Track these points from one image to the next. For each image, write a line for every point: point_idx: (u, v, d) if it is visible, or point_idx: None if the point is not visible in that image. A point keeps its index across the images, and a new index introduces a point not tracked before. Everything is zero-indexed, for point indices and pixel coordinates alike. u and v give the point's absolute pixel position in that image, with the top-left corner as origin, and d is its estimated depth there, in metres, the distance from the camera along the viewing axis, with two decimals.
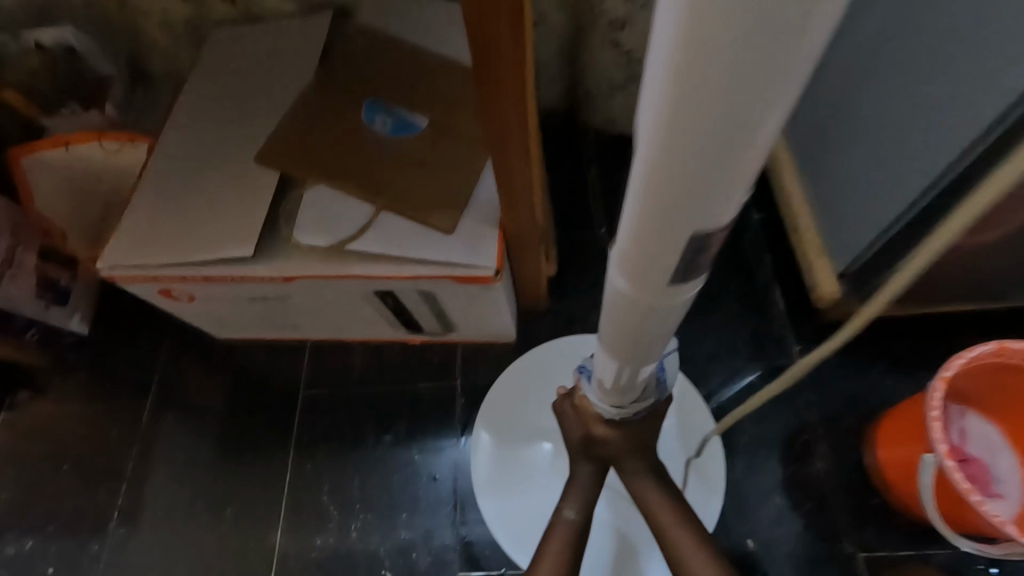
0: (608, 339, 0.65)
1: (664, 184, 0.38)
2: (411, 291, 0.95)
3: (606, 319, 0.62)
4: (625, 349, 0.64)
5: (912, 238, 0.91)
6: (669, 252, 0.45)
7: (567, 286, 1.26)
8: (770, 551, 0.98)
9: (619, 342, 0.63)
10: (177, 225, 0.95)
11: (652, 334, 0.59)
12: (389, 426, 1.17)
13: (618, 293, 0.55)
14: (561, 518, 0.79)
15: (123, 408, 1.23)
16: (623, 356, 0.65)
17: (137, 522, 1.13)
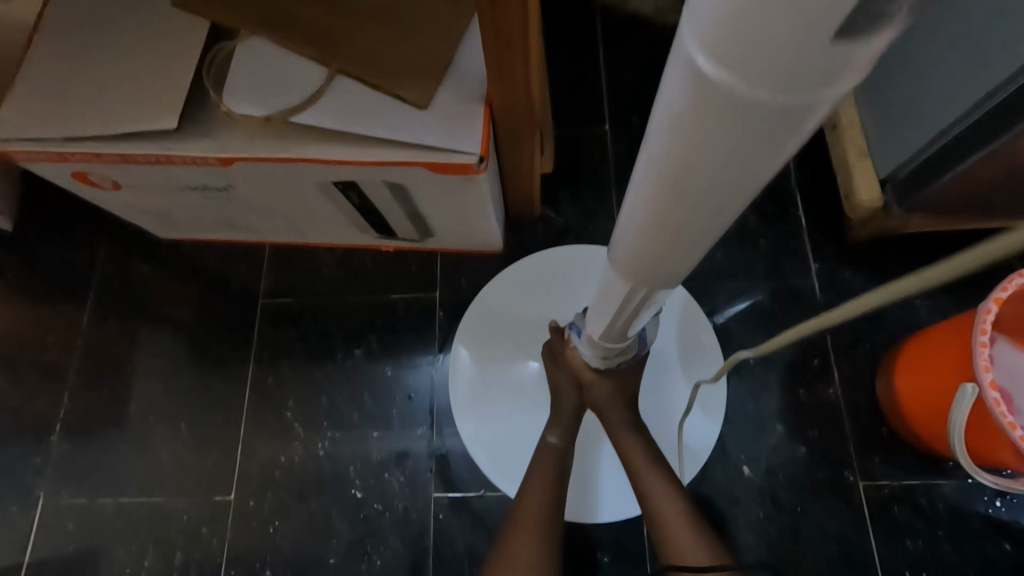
0: (629, 239, 0.51)
1: (676, 165, 0.36)
2: (377, 181, 0.79)
3: (632, 215, 0.48)
4: (648, 257, 0.51)
5: (962, 151, 0.80)
6: (673, 225, 0.43)
7: (562, 191, 1.10)
8: (770, 481, 0.92)
9: (643, 247, 0.49)
10: (81, 89, 0.75)
11: (690, 241, 0.46)
12: (359, 340, 1.06)
13: (651, 184, 0.41)
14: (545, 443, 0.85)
15: (59, 314, 1.08)
16: (645, 266, 0.53)
17: (81, 436, 1.02)
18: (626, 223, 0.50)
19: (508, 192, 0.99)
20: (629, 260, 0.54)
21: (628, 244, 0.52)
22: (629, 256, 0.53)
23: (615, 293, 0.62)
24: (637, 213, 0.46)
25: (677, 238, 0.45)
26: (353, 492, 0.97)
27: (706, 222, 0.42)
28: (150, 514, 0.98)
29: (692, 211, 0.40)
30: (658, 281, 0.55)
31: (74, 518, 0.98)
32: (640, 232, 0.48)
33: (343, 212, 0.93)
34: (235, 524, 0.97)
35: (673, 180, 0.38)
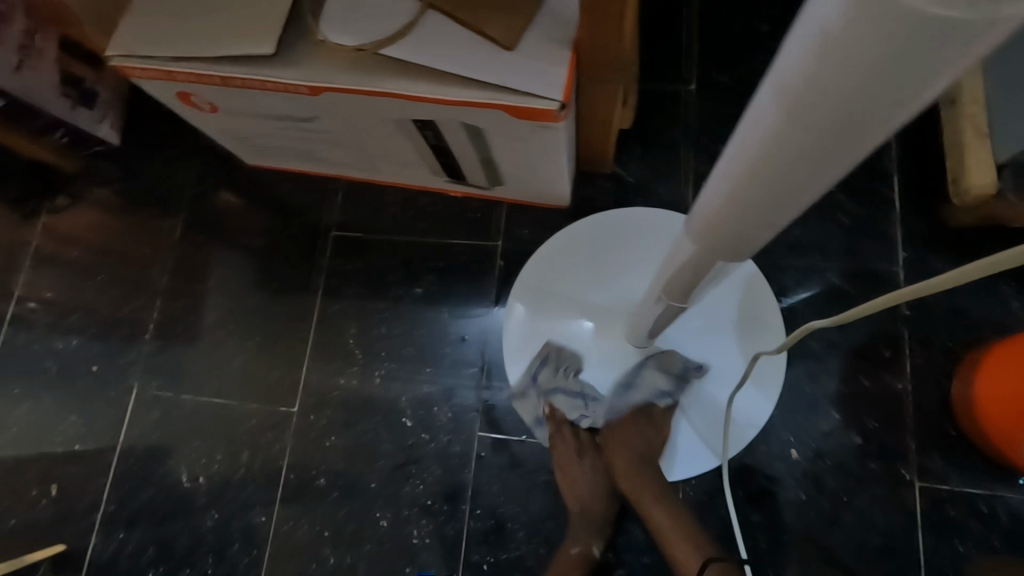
0: (709, 196, 0.49)
1: (764, 154, 0.38)
2: (454, 120, 0.79)
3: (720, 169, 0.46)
4: (720, 220, 0.49)
5: None
6: (747, 211, 0.45)
7: (635, 149, 1.07)
8: (816, 465, 0.89)
9: (718, 206, 0.48)
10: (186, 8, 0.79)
11: (766, 212, 0.44)
12: (419, 279, 1.09)
13: (749, 137, 0.39)
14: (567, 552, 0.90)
15: (155, 226, 1.18)
16: (714, 230, 0.51)
17: (170, 337, 1.13)
18: (710, 178, 0.48)
19: (581, 144, 0.96)
20: (702, 218, 0.52)
21: (708, 202, 0.50)
22: (704, 215, 0.52)
23: (679, 257, 0.61)
24: (727, 167, 0.44)
25: (756, 204, 0.43)
26: (403, 420, 1.03)
27: (792, 190, 0.40)
28: (224, 414, 1.08)
29: (779, 174, 0.38)
30: (723, 251, 0.53)
31: (160, 408, 1.10)
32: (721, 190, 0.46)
33: (417, 151, 0.95)
34: (297, 433, 1.05)
35: (770, 131, 0.36)
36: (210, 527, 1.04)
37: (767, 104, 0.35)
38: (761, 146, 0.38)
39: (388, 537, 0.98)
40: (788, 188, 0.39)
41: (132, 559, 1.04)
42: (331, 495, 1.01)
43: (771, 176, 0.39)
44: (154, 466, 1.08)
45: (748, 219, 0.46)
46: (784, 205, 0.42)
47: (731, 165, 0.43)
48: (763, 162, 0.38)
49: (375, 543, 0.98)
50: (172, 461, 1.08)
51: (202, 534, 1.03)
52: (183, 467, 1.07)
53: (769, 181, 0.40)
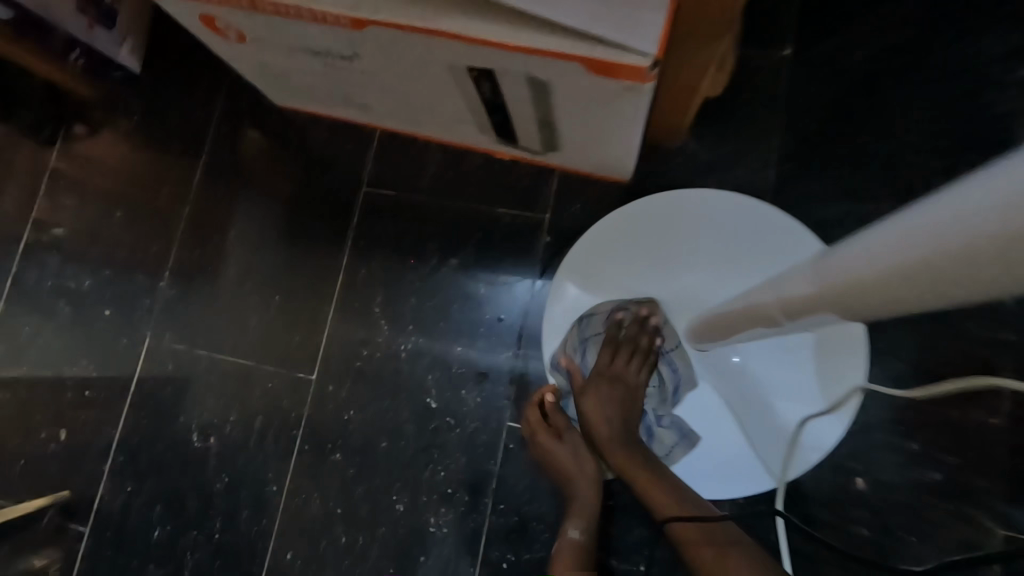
0: (835, 256, 0.46)
1: (960, 234, 0.30)
2: (518, 72, 0.67)
3: (863, 238, 0.42)
4: (827, 284, 0.46)
5: None
6: (896, 282, 0.37)
7: (713, 122, 0.94)
8: (883, 498, 0.80)
9: (837, 268, 0.44)
10: None
11: (878, 300, 0.41)
12: (456, 249, 0.99)
13: (912, 224, 0.34)
14: (566, 537, 0.79)
15: (176, 165, 1.09)
16: (815, 289, 0.48)
17: (187, 287, 1.06)
18: (849, 238, 0.44)
19: (656, 114, 0.84)
20: (812, 272, 0.49)
21: (829, 262, 0.46)
22: (816, 269, 0.48)
23: (766, 292, 0.58)
24: (870, 240, 0.40)
25: (872, 288, 0.40)
26: (427, 401, 0.96)
27: (921, 295, 0.36)
28: (239, 375, 1.02)
29: (915, 275, 0.35)
30: (813, 313, 0.51)
31: (174, 361, 1.04)
32: (850, 257, 0.42)
33: (467, 105, 0.83)
34: (315, 402, 0.99)
35: (976, 219, 0.29)
36: (219, 489, 0.99)
37: (951, 204, 0.31)
38: (917, 239, 0.34)
39: (403, 521, 0.93)
40: (936, 288, 0.34)
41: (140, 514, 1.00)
42: (347, 471, 0.96)
43: (907, 273, 0.36)
44: (165, 421, 1.02)
45: (854, 297, 0.43)
46: (903, 304, 0.39)
47: (877, 238, 0.39)
48: (908, 255, 0.35)
49: (389, 526, 0.93)
50: (183, 417, 1.02)
51: (211, 496, 0.99)
52: (195, 425, 1.02)
53: (901, 276, 0.36)
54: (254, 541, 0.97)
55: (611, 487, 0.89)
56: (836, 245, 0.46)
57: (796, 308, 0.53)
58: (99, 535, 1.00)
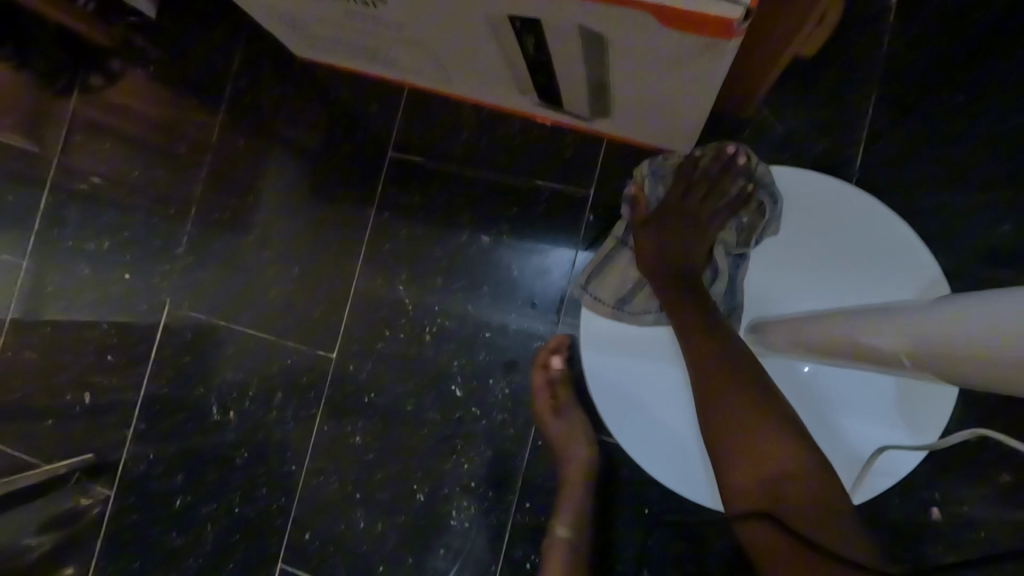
0: (932, 312, 0.39)
1: None
2: (572, 24, 0.56)
3: (990, 303, 0.35)
4: (914, 341, 0.39)
5: None
6: None
7: (795, 88, 0.80)
8: (961, 533, 0.71)
9: (936, 326, 0.37)
10: None
11: (988, 374, 0.34)
12: (489, 224, 0.90)
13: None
14: (556, 535, 0.75)
15: (192, 120, 1.00)
16: (893, 340, 0.41)
17: (204, 253, 1.00)
18: (964, 297, 0.37)
19: (729, 79, 0.71)
20: (892, 321, 0.42)
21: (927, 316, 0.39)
22: (898, 319, 0.42)
23: (818, 325, 0.51)
24: (1009, 309, 0.33)
25: (993, 363, 0.33)
26: (453, 388, 0.89)
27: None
28: (257, 349, 0.97)
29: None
30: (877, 363, 0.44)
31: (192, 331, 0.99)
32: (963, 320, 0.36)
33: (509, 63, 0.72)
34: (336, 381, 0.94)
35: None
36: (238, 465, 0.96)
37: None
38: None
39: (423, 511, 0.89)
40: None
41: (158, 484, 0.98)
42: (367, 456, 0.92)
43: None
44: (183, 392, 0.99)
45: (953, 364, 0.36)
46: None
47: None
48: None
49: (410, 514, 0.90)
50: (201, 388, 0.98)
51: (229, 471, 0.96)
52: (213, 397, 0.98)
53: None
54: (273, 518, 0.94)
55: (647, 492, 0.82)
56: (940, 299, 0.40)
57: (856, 352, 0.46)
58: (119, 501, 0.99)
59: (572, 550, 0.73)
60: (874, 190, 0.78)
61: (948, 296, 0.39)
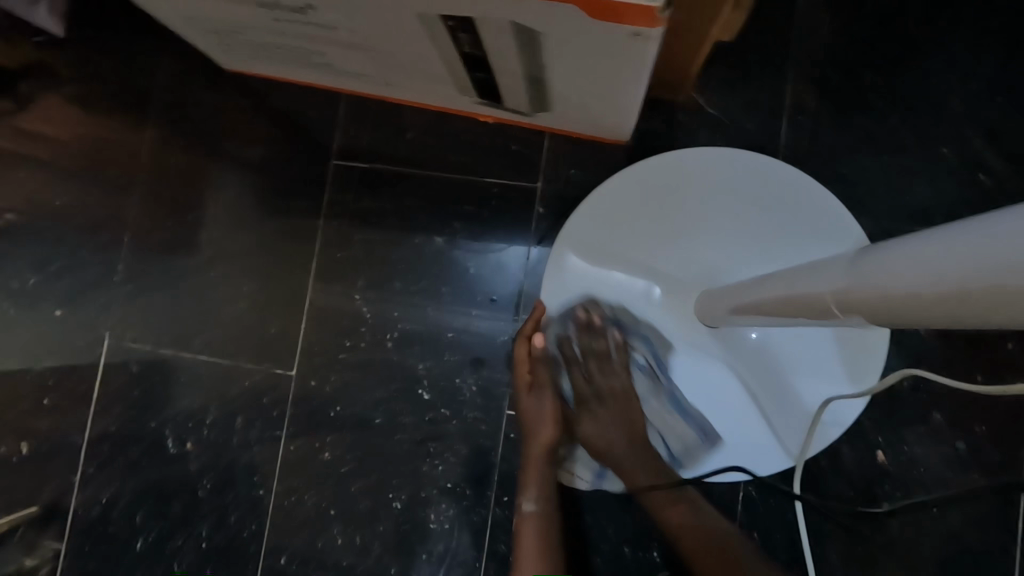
0: (866, 261, 0.43)
1: None
2: (503, 18, 0.57)
3: (910, 246, 0.38)
4: (854, 288, 0.43)
5: None
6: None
7: (721, 71, 0.84)
8: (905, 470, 0.77)
9: (871, 272, 0.41)
10: None
11: (910, 311, 0.38)
12: (441, 224, 0.90)
13: (999, 239, 0.31)
14: (523, 512, 0.75)
15: (117, 141, 0.95)
16: (836, 290, 0.45)
17: (144, 279, 0.95)
18: (890, 244, 0.41)
19: (658, 65, 0.74)
20: (834, 273, 0.46)
21: (861, 265, 0.43)
22: (840, 271, 0.45)
23: (777, 284, 0.55)
24: (923, 250, 0.37)
25: (912, 300, 0.37)
26: (421, 392, 0.89)
27: (973, 314, 0.34)
28: (212, 373, 0.93)
29: (986, 294, 0.32)
30: (826, 313, 0.48)
31: (139, 362, 0.94)
32: (891, 264, 0.39)
33: (446, 62, 0.73)
34: (300, 397, 0.91)
35: None
36: (202, 495, 0.92)
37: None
38: (1006, 258, 0.30)
39: (403, 518, 0.88)
40: None
41: (117, 526, 0.93)
42: (340, 470, 0.90)
43: (973, 290, 0.32)
44: (135, 427, 0.94)
45: (884, 304, 0.40)
46: (943, 320, 0.36)
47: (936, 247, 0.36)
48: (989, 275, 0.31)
49: (389, 522, 0.89)
50: (155, 421, 0.94)
51: (193, 504, 0.92)
52: (169, 429, 0.93)
53: (962, 291, 0.33)
54: (246, 546, 0.91)
55: None
56: (872, 248, 0.43)
57: (808, 305, 0.49)
58: (74, 551, 0.93)
59: (541, 523, 0.74)
60: (801, 161, 0.83)
61: (880, 245, 0.43)
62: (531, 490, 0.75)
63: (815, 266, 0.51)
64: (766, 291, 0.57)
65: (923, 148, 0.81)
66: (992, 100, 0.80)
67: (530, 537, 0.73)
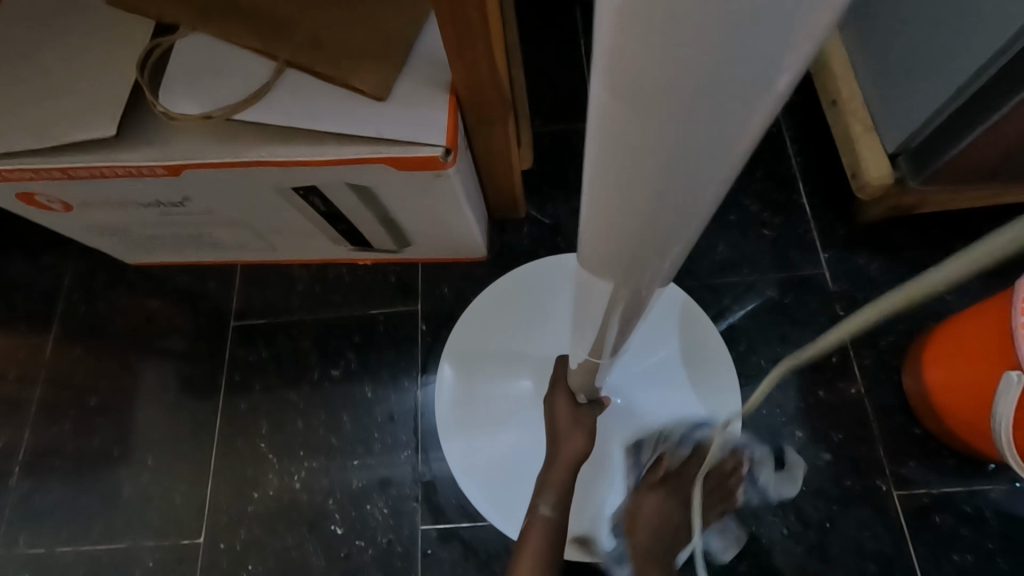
0: (646, 129, 0.24)
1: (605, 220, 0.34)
2: (337, 182, 0.73)
3: (671, 42, 0.19)
4: (740, 126, 0.22)
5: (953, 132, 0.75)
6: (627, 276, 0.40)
7: (548, 190, 1.03)
8: (791, 493, 0.83)
9: (700, 129, 0.22)
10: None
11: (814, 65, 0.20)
12: (337, 358, 0.98)
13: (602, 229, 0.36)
14: (536, 516, 0.75)
15: (20, 347, 1.02)
16: (701, 165, 0.25)
17: (43, 475, 0.95)
18: (623, 96, 0.23)
19: (487, 192, 0.93)
20: (667, 169, 0.26)
21: (665, 132, 0.23)
22: (667, 161, 0.25)
23: (654, 251, 0.35)
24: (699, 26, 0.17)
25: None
26: (333, 527, 0.89)
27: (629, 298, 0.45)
28: (112, 562, 0.90)
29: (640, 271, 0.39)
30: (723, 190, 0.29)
31: (32, 568, 0.90)
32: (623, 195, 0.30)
33: (309, 221, 0.87)
34: (206, 565, 0.89)
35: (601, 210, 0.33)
36: None
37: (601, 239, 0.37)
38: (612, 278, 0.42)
39: None
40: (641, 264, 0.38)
41: None
42: None
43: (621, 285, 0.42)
44: None
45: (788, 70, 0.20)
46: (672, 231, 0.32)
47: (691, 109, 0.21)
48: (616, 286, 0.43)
49: None
50: None
51: None
52: None
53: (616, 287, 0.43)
54: None
55: None
56: (627, 131, 0.25)
57: (706, 204, 0.30)
58: None
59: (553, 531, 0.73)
60: None
61: (622, 104, 0.23)
62: (550, 494, 0.76)
63: (611, 214, 0.32)
64: (581, 367, 0.66)
65: (716, 217, 0.99)
66: (754, 173, 1.00)
67: (537, 540, 0.73)
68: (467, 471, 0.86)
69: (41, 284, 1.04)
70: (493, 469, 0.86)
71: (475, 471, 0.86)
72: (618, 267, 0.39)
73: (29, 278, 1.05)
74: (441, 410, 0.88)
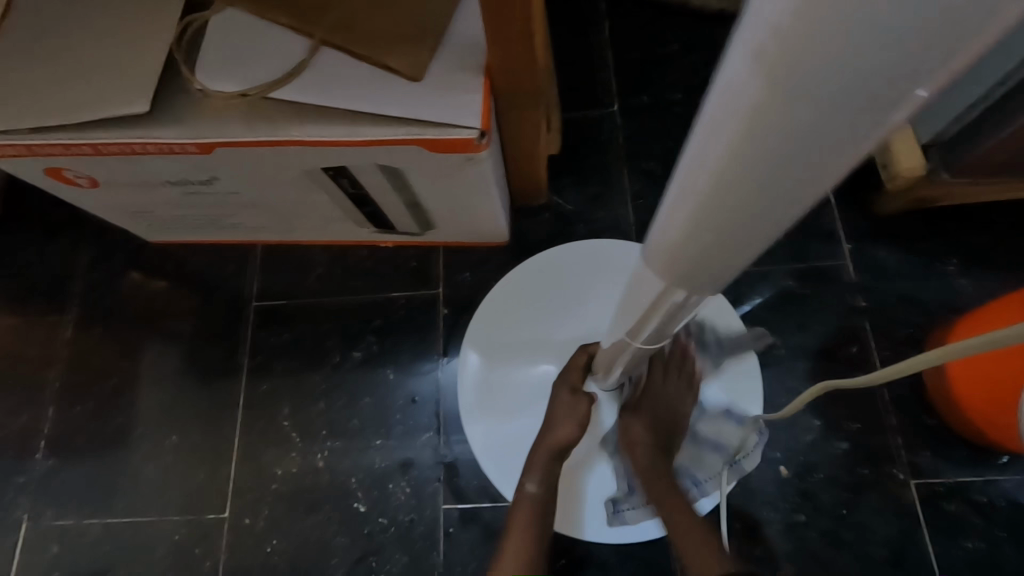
0: (776, 107, 0.23)
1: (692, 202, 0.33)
2: (368, 163, 0.72)
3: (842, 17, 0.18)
4: (872, 122, 0.22)
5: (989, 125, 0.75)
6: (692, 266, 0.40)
7: (570, 176, 1.03)
8: (806, 480, 0.84)
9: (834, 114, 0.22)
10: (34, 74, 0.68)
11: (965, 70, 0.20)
12: (358, 341, 0.98)
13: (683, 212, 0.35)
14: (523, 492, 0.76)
15: (41, 325, 1.02)
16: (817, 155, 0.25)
17: (66, 451, 0.96)
18: (761, 70, 0.22)
19: (511, 177, 0.93)
20: (782, 154, 0.25)
21: (796, 110, 0.23)
22: (788, 161, 0.26)
23: (733, 250, 0.36)
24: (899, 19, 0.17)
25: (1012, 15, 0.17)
26: (356, 505, 0.90)
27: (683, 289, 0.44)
28: (136, 536, 0.92)
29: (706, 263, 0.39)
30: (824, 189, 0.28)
31: (57, 542, 0.92)
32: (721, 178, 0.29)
33: (334, 203, 0.87)
34: (230, 541, 0.90)
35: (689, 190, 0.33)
36: None
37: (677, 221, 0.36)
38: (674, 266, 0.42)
39: None
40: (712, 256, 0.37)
41: None
42: None
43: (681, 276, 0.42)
44: None
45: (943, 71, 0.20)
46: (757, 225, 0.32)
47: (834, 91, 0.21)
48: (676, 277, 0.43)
49: None
50: None
51: None
52: None
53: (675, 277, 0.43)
54: None
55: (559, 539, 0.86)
56: (749, 108, 0.24)
57: (799, 205, 0.30)
58: None
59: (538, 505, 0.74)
60: None
61: (762, 97, 0.23)
62: (535, 471, 0.77)
63: (699, 197, 0.32)
64: (611, 350, 0.67)
65: None
66: None
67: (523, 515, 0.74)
68: (487, 454, 0.87)
69: (62, 263, 1.05)
70: (511, 453, 0.87)
71: (495, 454, 0.87)
72: (686, 252, 0.38)
73: (50, 256, 1.05)
74: (463, 394, 0.90)
